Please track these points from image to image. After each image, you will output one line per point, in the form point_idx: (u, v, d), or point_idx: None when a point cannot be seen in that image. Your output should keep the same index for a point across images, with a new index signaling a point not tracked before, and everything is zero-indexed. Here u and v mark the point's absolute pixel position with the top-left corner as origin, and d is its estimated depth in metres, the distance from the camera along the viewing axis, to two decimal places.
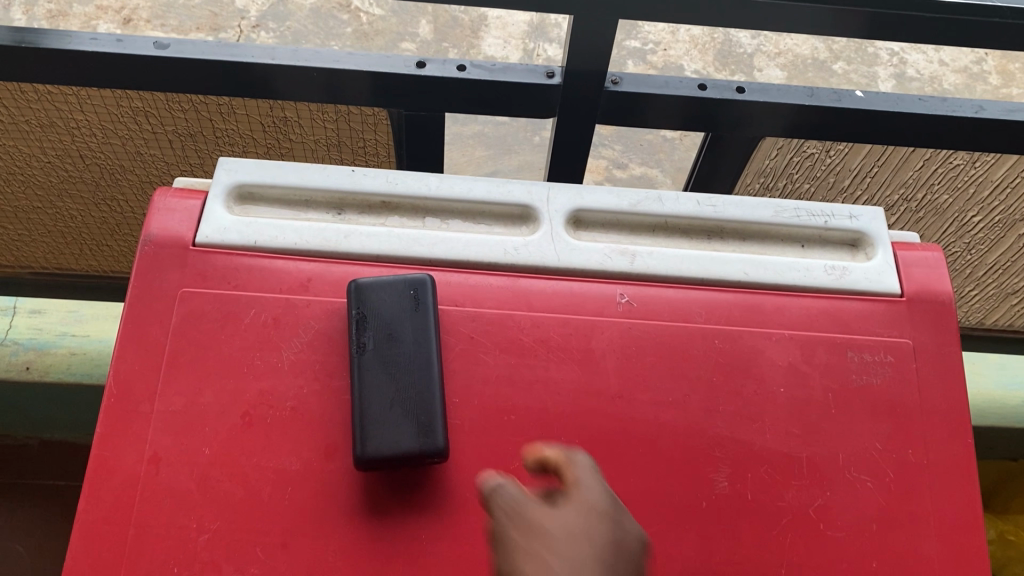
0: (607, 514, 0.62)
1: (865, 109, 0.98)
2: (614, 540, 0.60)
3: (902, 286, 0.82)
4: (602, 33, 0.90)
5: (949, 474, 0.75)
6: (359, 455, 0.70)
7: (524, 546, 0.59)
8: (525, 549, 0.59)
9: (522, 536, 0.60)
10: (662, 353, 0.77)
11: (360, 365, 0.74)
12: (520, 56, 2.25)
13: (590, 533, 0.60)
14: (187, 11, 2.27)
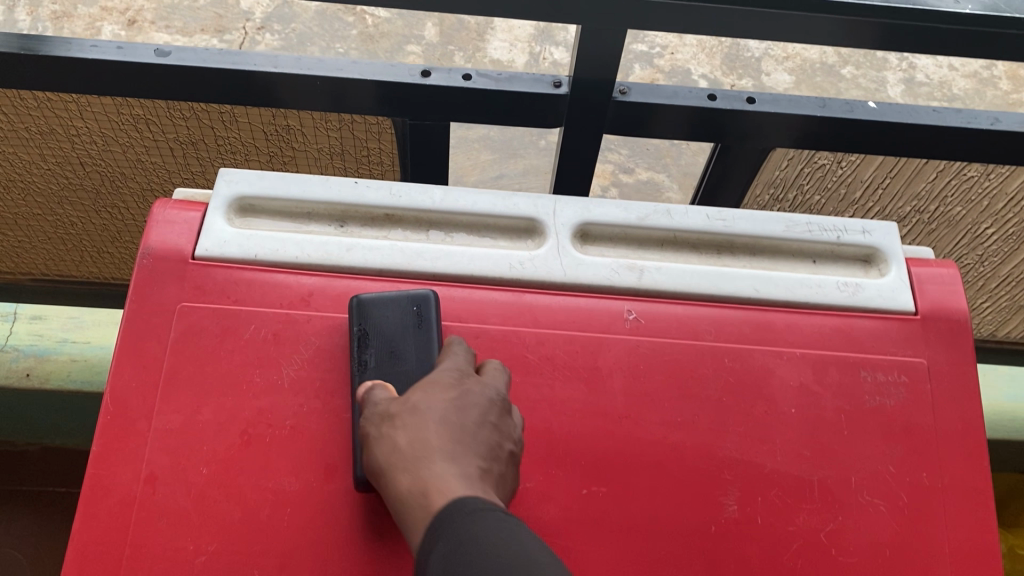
0: (467, 369, 0.67)
1: (878, 120, 0.96)
2: (465, 403, 0.62)
3: (916, 304, 0.80)
4: (611, 43, 0.88)
5: (965, 498, 0.73)
6: (359, 476, 0.68)
7: (377, 428, 0.63)
8: (379, 426, 0.63)
9: (377, 420, 0.64)
10: (670, 371, 0.76)
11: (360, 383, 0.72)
12: (527, 59, 2.22)
13: (435, 405, 0.62)
14: (192, 14, 2.26)
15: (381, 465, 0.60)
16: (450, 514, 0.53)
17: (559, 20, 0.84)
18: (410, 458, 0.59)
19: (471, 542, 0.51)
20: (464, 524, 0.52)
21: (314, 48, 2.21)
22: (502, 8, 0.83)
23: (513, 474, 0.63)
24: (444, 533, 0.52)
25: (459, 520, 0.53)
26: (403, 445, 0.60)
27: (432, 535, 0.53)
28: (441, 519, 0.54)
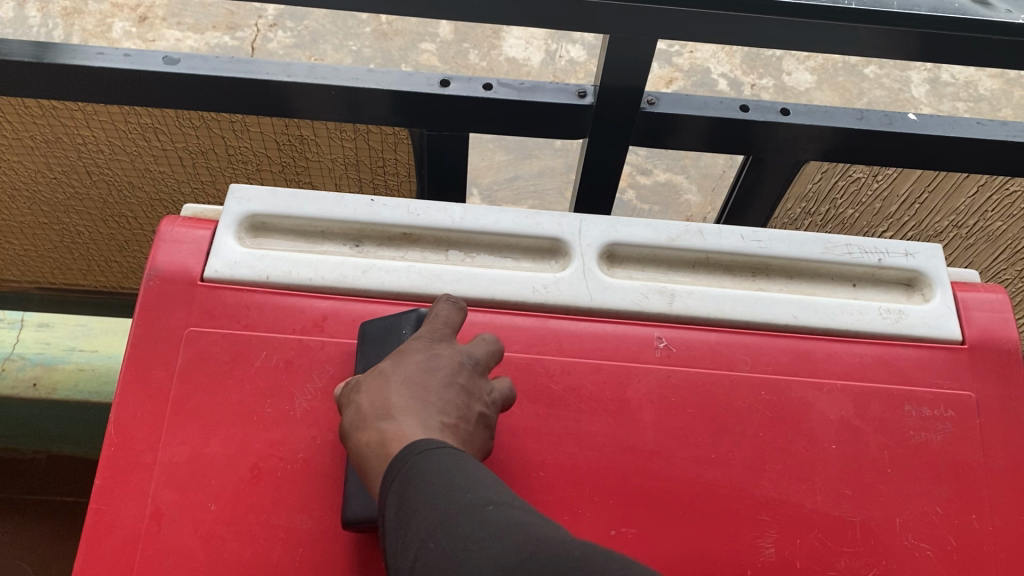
0: (448, 329, 0.66)
1: (919, 133, 0.92)
2: (431, 363, 0.62)
3: (963, 332, 0.76)
4: (641, 53, 0.84)
5: (1017, 544, 0.69)
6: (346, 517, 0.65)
7: (350, 395, 0.63)
8: (348, 391, 0.63)
9: (350, 387, 0.64)
10: (704, 404, 0.72)
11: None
12: (543, 57, 2.17)
13: (403, 369, 0.62)
14: (202, 10, 2.22)
15: (348, 426, 0.60)
16: (404, 454, 0.54)
17: (586, 30, 0.80)
18: (373, 415, 0.59)
19: (418, 477, 0.52)
20: (415, 462, 0.53)
21: (327, 46, 2.16)
22: (526, 17, 0.79)
23: (485, 436, 0.61)
24: (397, 473, 0.53)
25: (410, 460, 0.53)
26: (367, 406, 0.60)
27: (387, 476, 0.54)
28: (394, 462, 0.54)
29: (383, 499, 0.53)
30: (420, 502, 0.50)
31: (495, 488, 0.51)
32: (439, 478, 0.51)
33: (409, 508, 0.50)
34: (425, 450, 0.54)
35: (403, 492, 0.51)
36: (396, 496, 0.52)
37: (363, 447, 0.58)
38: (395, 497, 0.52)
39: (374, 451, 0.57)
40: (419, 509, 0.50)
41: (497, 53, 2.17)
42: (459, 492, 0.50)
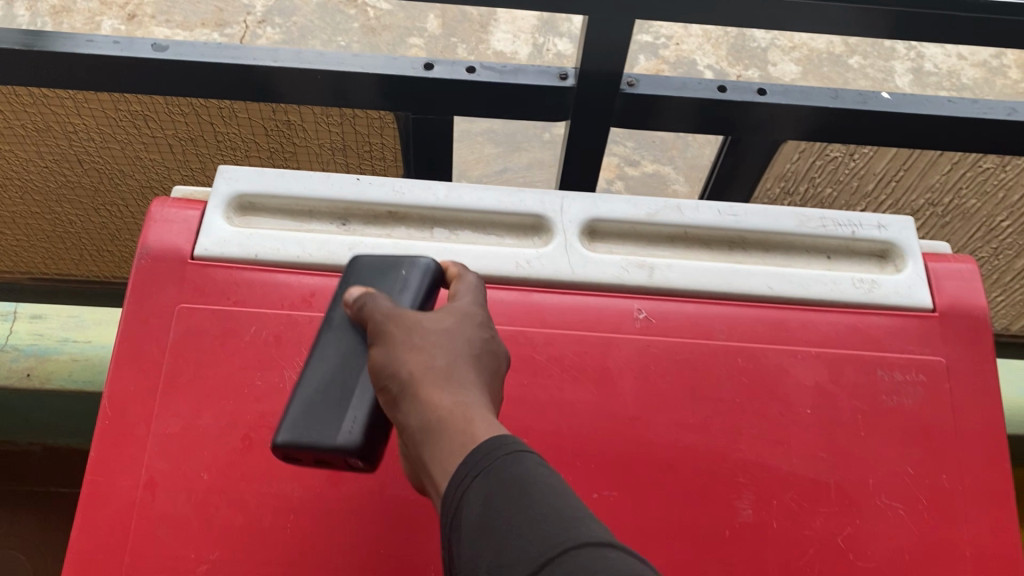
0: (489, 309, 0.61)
1: (893, 111, 0.94)
2: (492, 345, 0.56)
3: (934, 300, 0.78)
4: (619, 34, 0.86)
5: (987, 503, 0.71)
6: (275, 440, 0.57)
7: (399, 336, 0.54)
8: (403, 333, 0.54)
9: (397, 324, 0.55)
10: (682, 372, 0.74)
11: (319, 342, 0.63)
12: (530, 51, 2.18)
13: (467, 334, 0.55)
14: (185, 6, 2.20)
15: (406, 377, 0.52)
16: (488, 451, 0.45)
17: (566, 11, 0.82)
18: (445, 380, 0.51)
19: (516, 489, 0.43)
20: (505, 466, 0.44)
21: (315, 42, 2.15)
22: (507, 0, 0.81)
23: None
24: (485, 474, 0.44)
25: (499, 462, 0.44)
26: (438, 366, 0.52)
27: (467, 473, 0.45)
28: (479, 461, 0.45)
29: (461, 500, 0.44)
30: (516, 518, 0.42)
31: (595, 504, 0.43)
32: (536, 490, 0.43)
33: (499, 520, 0.42)
34: (519, 452, 0.45)
35: (492, 499, 0.43)
36: (478, 499, 0.43)
37: (433, 413, 0.49)
38: (477, 501, 0.43)
39: (447, 423, 0.49)
40: (513, 523, 0.42)
41: (483, 45, 2.20)
42: (557, 508, 0.42)
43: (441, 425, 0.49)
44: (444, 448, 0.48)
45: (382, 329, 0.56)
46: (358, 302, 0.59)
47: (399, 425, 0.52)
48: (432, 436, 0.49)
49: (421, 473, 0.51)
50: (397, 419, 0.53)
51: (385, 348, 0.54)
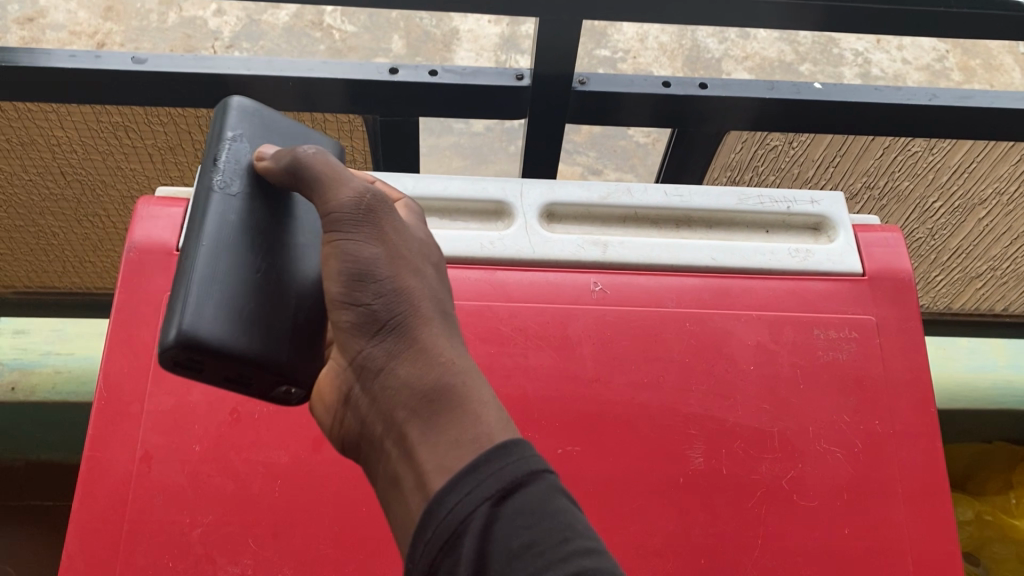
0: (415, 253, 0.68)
1: (823, 100, 1.02)
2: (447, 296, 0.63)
3: (864, 265, 0.86)
4: (566, 34, 0.93)
5: (916, 444, 0.78)
6: (165, 333, 0.56)
7: (385, 259, 0.57)
8: (401, 258, 0.58)
9: (381, 244, 0.58)
10: (636, 337, 0.80)
11: (216, 211, 0.63)
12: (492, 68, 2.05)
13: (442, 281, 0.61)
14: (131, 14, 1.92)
15: (403, 314, 0.56)
16: (494, 471, 0.49)
17: (520, 12, 0.89)
18: (443, 335, 0.57)
19: (534, 525, 0.47)
20: (518, 494, 0.48)
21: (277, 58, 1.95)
22: (465, 4, 0.88)
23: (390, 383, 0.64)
24: (496, 500, 0.48)
25: (515, 488, 0.48)
26: (436, 316, 0.57)
27: (472, 494, 0.48)
28: (488, 480, 0.48)
29: (465, 525, 0.47)
30: (539, 555, 0.47)
31: (587, 525, 0.50)
32: (558, 526, 0.48)
33: (524, 559, 0.46)
34: (533, 474, 0.49)
35: (515, 532, 0.47)
36: (496, 529, 0.47)
37: (439, 369, 0.54)
38: (490, 532, 0.47)
39: (462, 400, 0.54)
40: (530, 559, 0.46)
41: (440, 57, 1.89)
42: (578, 544, 0.48)
43: (455, 394, 0.54)
44: (457, 424, 0.52)
45: (362, 235, 0.58)
46: (325, 176, 0.60)
47: (375, 355, 0.56)
48: (440, 400, 0.54)
49: (391, 421, 0.55)
50: (371, 350, 0.56)
51: (371, 268, 0.57)
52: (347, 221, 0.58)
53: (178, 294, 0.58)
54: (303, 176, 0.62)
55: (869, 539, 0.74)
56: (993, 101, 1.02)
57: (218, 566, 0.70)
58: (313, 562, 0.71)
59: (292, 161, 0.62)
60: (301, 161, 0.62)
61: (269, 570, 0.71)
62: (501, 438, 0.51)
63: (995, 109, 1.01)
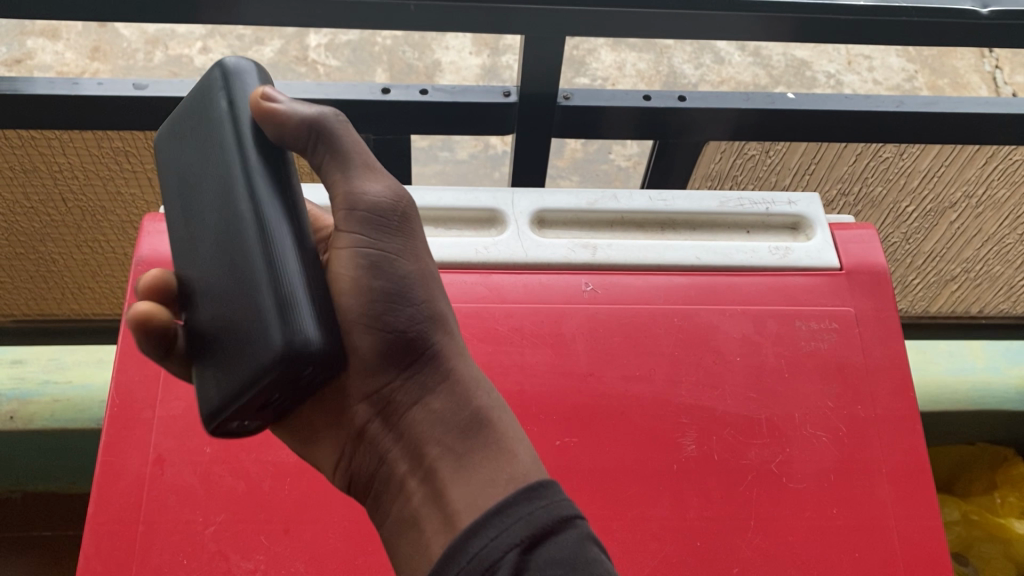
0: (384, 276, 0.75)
1: (798, 109, 1.07)
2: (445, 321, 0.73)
3: (841, 261, 0.90)
4: (550, 51, 0.98)
5: (898, 426, 0.82)
6: (301, 342, 0.56)
7: (417, 283, 0.67)
8: (429, 291, 0.67)
9: (413, 263, 0.67)
10: (627, 334, 0.84)
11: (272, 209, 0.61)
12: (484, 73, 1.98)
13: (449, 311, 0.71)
14: (118, 54, 1.83)
15: (437, 338, 0.67)
16: (522, 516, 0.55)
17: (505, 29, 0.93)
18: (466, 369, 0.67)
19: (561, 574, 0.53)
20: (545, 544, 0.54)
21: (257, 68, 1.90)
22: (454, 20, 0.92)
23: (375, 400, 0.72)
24: (527, 550, 0.54)
25: (542, 536, 0.55)
26: (457, 350, 0.68)
27: (501, 541, 0.54)
28: (519, 531, 0.54)
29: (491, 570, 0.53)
30: None
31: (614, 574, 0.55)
32: None
33: None
34: (562, 519, 0.56)
35: None
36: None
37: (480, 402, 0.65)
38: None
39: (497, 438, 0.64)
40: None
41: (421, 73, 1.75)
42: None
43: (492, 430, 0.64)
44: (495, 467, 0.62)
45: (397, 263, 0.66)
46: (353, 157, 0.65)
47: (409, 388, 0.66)
48: (477, 434, 0.64)
49: (421, 458, 0.65)
50: (404, 379, 0.66)
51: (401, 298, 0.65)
52: (382, 233, 0.65)
53: (274, 307, 0.57)
54: (330, 141, 0.64)
55: (857, 518, 0.77)
56: (958, 106, 1.08)
57: (231, 562, 0.73)
58: (324, 557, 0.73)
59: (326, 121, 0.64)
60: (332, 126, 0.64)
61: (281, 565, 0.73)
62: (534, 476, 0.61)
63: (960, 114, 1.07)
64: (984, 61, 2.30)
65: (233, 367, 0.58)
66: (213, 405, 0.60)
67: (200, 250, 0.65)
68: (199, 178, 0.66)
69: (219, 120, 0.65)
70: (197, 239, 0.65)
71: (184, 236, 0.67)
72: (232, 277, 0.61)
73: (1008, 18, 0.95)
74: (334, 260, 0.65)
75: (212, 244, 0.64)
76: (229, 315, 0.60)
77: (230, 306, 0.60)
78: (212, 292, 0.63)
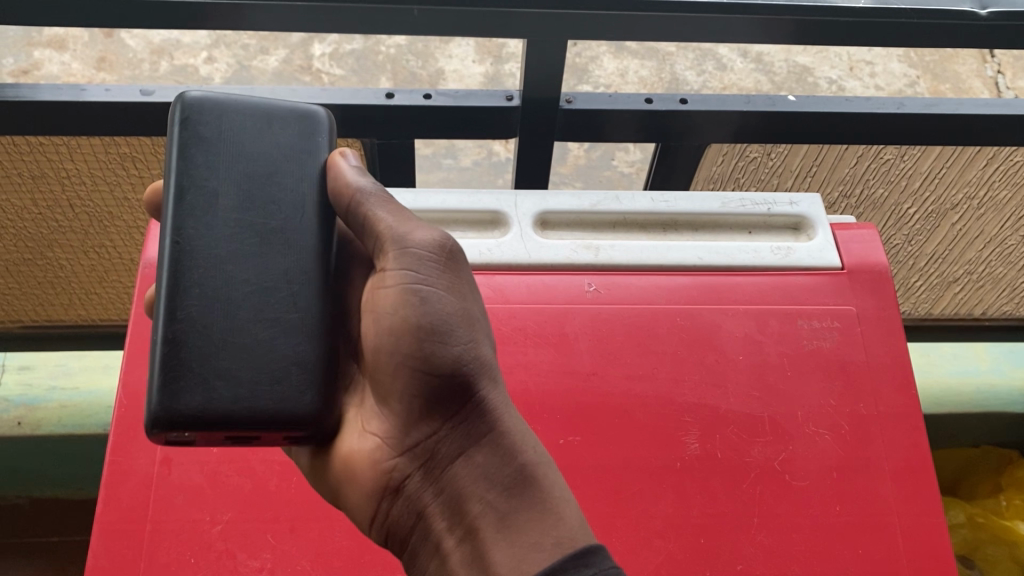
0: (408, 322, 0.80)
1: (799, 111, 1.08)
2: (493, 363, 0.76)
3: (842, 260, 0.91)
4: (552, 56, 0.99)
5: (901, 426, 0.82)
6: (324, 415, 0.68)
7: (461, 322, 0.70)
8: (477, 338, 0.70)
9: (457, 303, 0.71)
10: (630, 333, 0.85)
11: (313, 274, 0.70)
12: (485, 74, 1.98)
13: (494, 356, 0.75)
14: (124, 65, 1.88)
15: (484, 386, 0.70)
16: None
17: (507, 33, 0.94)
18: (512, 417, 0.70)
19: None
20: None
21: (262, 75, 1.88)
22: (457, 26, 0.93)
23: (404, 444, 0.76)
24: None
25: None
26: (504, 397, 0.71)
27: None
28: None
29: None
30: None
31: None
32: None
33: None
34: None
35: None
36: None
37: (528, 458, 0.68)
38: None
39: (545, 497, 0.67)
40: None
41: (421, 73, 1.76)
42: None
43: (537, 488, 0.67)
44: (540, 528, 0.65)
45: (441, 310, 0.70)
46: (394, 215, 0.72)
47: (454, 439, 0.70)
48: (523, 491, 0.67)
49: (463, 514, 0.68)
50: (449, 428, 0.70)
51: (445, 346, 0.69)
52: (431, 269, 0.71)
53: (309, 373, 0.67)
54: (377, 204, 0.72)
55: (860, 515, 0.77)
56: (958, 108, 1.08)
57: (238, 561, 0.73)
58: (330, 555, 0.74)
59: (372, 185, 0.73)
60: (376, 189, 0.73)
61: (287, 563, 0.73)
62: (581, 540, 0.64)
63: (960, 115, 1.07)
64: (986, 66, 2.31)
65: (241, 398, 0.65)
66: (197, 408, 0.64)
67: (221, 255, 0.67)
68: (242, 188, 0.69)
69: (307, 176, 0.72)
70: (220, 241, 0.67)
71: (199, 220, 0.67)
72: (269, 320, 0.67)
73: (1006, 19, 0.96)
74: (386, 298, 0.71)
75: (242, 264, 0.67)
76: (254, 347, 0.66)
77: (257, 341, 0.66)
78: (226, 306, 0.66)
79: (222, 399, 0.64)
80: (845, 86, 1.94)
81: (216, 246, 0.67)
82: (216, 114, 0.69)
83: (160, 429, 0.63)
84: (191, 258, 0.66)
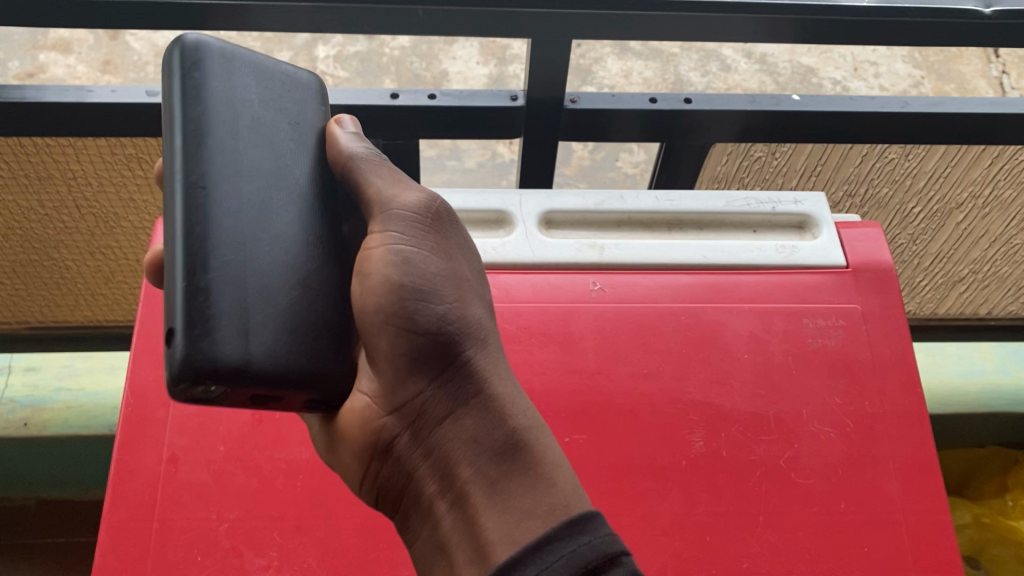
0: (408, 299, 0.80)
1: (803, 111, 1.08)
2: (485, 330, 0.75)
3: (846, 258, 0.91)
4: (556, 56, 0.99)
5: (907, 424, 0.82)
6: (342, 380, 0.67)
7: (446, 283, 0.69)
8: (461, 301, 0.69)
9: (442, 265, 0.69)
10: (635, 332, 0.85)
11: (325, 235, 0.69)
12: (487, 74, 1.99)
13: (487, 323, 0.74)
14: (129, 68, 1.88)
15: (470, 347, 0.68)
16: (565, 553, 0.57)
17: (510, 33, 0.94)
18: (503, 381, 0.69)
19: None
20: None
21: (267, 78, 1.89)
22: (461, 27, 0.93)
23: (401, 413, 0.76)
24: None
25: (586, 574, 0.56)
26: (495, 361, 0.69)
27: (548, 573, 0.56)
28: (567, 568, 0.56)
29: None
30: None
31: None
32: None
33: None
34: (608, 558, 0.57)
35: None
36: None
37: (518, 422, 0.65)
38: None
39: (537, 464, 0.64)
40: None
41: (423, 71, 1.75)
42: None
43: (529, 454, 0.65)
44: (533, 495, 0.63)
45: (424, 271, 0.68)
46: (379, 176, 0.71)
47: (439, 402, 0.68)
48: (514, 457, 0.65)
49: (453, 480, 0.66)
50: (433, 391, 0.68)
51: (428, 306, 0.67)
52: (415, 230, 0.69)
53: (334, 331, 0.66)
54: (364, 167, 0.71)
55: (865, 513, 0.77)
56: (963, 106, 1.08)
57: (244, 559, 0.73)
58: (336, 553, 0.74)
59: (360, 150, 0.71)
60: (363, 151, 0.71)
61: (294, 561, 0.74)
62: (575, 508, 0.62)
63: (964, 114, 1.07)
64: (991, 66, 2.31)
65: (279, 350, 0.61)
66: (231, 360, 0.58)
67: (239, 203, 0.63)
68: (255, 139, 0.66)
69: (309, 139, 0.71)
70: (243, 191, 0.64)
71: (216, 165, 0.63)
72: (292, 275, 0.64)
73: (1010, 18, 0.97)
74: (367, 259, 0.69)
75: (263, 220, 0.64)
76: (281, 302, 0.63)
77: (284, 296, 0.63)
78: (251, 258, 0.62)
79: (261, 352, 0.60)
80: (849, 86, 1.94)
81: (234, 194, 0.63)
82: (225, 59, 0.66)
83: (186, 381, 0.58)
84: (216, 205, 0.62)
